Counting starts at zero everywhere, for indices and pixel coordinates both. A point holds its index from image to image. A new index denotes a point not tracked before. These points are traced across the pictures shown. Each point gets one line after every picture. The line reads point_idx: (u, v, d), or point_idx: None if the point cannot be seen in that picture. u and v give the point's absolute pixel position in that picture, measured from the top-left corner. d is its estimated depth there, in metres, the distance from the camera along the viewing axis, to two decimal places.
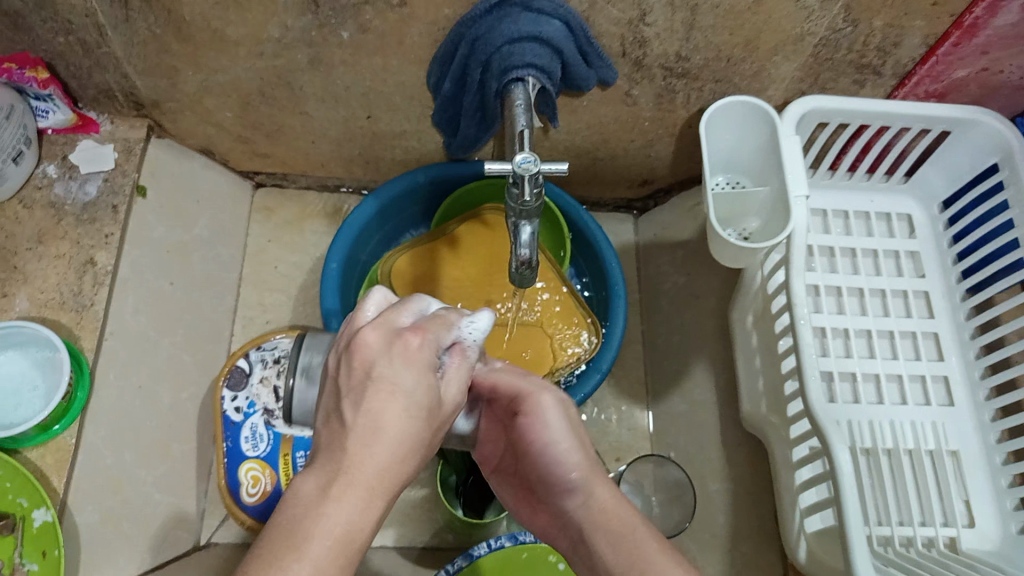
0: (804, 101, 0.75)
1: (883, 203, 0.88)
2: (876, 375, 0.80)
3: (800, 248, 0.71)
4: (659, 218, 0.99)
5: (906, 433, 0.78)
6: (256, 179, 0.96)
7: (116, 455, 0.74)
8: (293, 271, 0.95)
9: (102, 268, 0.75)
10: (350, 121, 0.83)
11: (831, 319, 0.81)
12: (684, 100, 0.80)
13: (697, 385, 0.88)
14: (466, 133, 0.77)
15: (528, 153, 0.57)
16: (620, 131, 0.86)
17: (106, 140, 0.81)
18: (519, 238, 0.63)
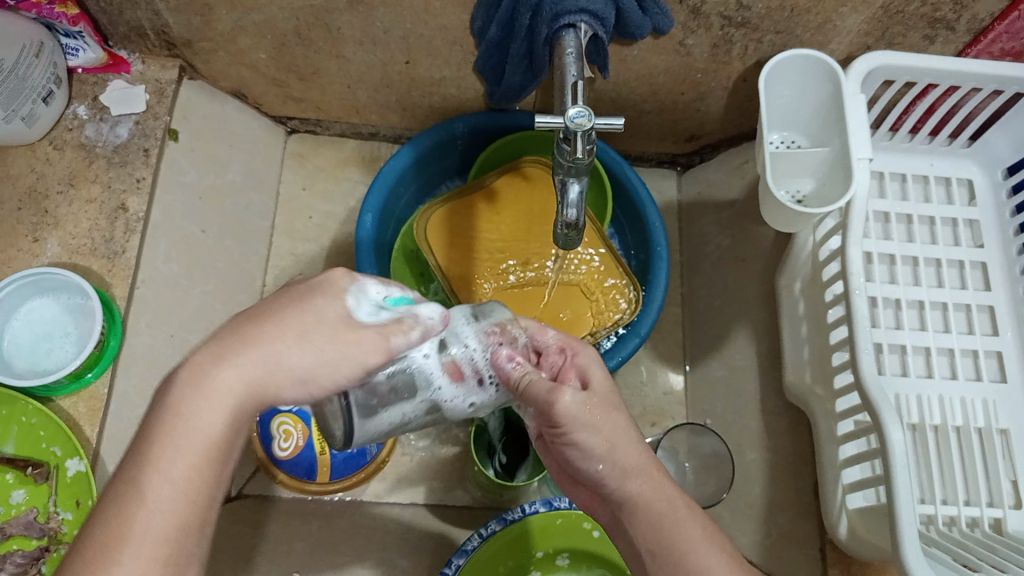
0: (872, 57, 0.70)
1: (943, 167, 0.84)
2: (927, 348, 0.77)
3: (859, 214, 0.67)
4: (704, 176, 0.95)
5: (954, 409, 0.75)
6: (288, 124, 0.93)
7: (148, 404, 0.73)
8: (327, 221, 0.93)
9: (133, 214, 0.74)
10: (388, 66, 0.79)
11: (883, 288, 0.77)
12: (741, 52, 0.76)
13: (738, 351, 0.85)
14: (510, 82, 0.74)
15: (582, 107, 0.54)
16: (670, 82, 0.82)
17: (136, 81, 0.78)
18: (566, 196, 0.60)
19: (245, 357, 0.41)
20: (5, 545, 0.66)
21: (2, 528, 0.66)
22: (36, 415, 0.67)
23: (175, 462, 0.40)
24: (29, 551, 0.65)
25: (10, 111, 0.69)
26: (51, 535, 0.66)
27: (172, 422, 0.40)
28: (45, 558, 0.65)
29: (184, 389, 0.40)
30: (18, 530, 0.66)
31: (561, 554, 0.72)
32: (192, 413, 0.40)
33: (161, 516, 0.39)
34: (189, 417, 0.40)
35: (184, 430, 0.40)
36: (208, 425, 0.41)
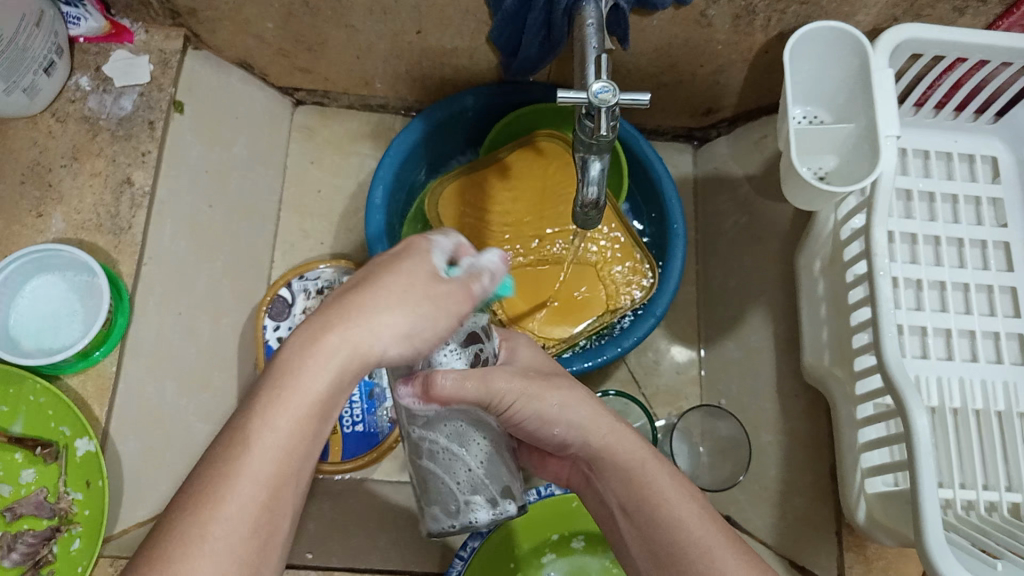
0: (902, 29, 0.68)
1: (967, 144, 0.82)
2: (947, 330, 0.75)
3: (885, 193, 0.66)
4: (721, 151, 0.93)
5: (975, 392, 0.73)
6: (296, 96, 0.91)
7: (157, 382, 0.72)
8: (336, 196, 0.91)
9: (139, 188, 0.72)
10: (398, 36, 0.77)
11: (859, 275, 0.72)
12: (764, 23, 0.73)
13: (754, 330, 0.84)
14: (527, 54, 0.71)
15: (606, 82, 0.52)
16: (689, 54, 0.79)
17: (140, 51, 0.76)
18: (587, 174, 0.58)
19: (387, 315, 0.40)
20: (15, 525, 0.65)
21: (12, 507, 0.65)
22: (43, 394, 0.65)
23: (286, 418, 0.38)
24: (40, 532, 0.65)
25: (11, 83, 0.67)
26: (61, 516, 0.66)
27: (284, 379, 0.38)
28: (57, 538, 0.65)
29: (299, 352, 0.39)
30: (29, 510, 0.65)
31: (577, 536, 0.72)
32: (303, 373, 0.38)
33: (245, 494, 0.36)
34: (303, 388, 0.38)
35: (298, 399, 0.38)
36: (304, 401, 0.38)
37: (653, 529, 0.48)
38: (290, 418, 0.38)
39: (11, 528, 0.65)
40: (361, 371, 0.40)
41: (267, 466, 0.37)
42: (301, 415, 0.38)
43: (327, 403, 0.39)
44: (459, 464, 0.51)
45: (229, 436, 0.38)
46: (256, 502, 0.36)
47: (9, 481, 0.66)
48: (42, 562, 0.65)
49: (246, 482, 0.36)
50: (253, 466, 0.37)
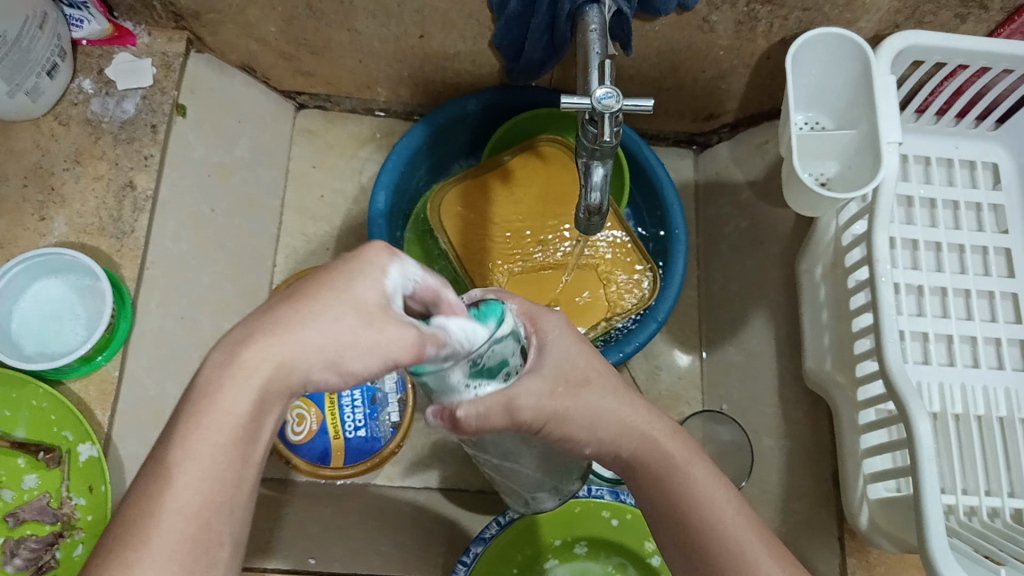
0: (902, 36, 0.68)
1: (968, 151, 0.82)
2: (948, 335, 0.76)
3: (888, 199, 0.66)
4: (722, 155, 0.93)
5: (976, 398, 0.73)
6: (298, 99, 0.90)
7: (160, 386, 0.71)
8: (337, 200, 0.90)
9: (142, 191, 0.72)
10: (401, 40, 0.77)
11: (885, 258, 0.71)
12: (766, 29, 0.74)
13: (756, 335, 0.84)
14: (530, 58, 0.71)
15: (609, 87, 0.52)
16: (691, 59, 0.79)
17: (143, 54, 0.76)
18: (590, 179, 0.58)
19: (311, 331, 0.38)
20: (17, 530, 0.65)
21: (14, 513, 0.65)
22: (46, 399, 0.65)
23: (207, 443, 0.36)
24: (43, 537, 0.65)
25: (15, 86, 0.67)
26: (63, 521, 0.65)
27: (205, 404, 0.37)
28: (60, 543, 0.65)
29: (217, 370, 0.37)
30: (31, 515, 0.65)
31: (580, 541, 0.71)
32: (224, 397, 0.37)
33: (174, 527, 0.35)
34: (218, 417, 0.37)
35: (213, 434, 0.36)
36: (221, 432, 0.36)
37: (684, 520, 0.48)
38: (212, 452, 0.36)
39: (14, 534, 0.65)
40: (287, 390, 0.39)
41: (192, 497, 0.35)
42: (222, 435, 0.37)
43: (252, 422, 0.38)
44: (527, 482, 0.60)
45: (151, 468, 0.36)
46: (184, 532, 0.35)
47: (12, 486, 0.66)
48: (45, 567, 0.65)
49: (174, 506, 0.35)
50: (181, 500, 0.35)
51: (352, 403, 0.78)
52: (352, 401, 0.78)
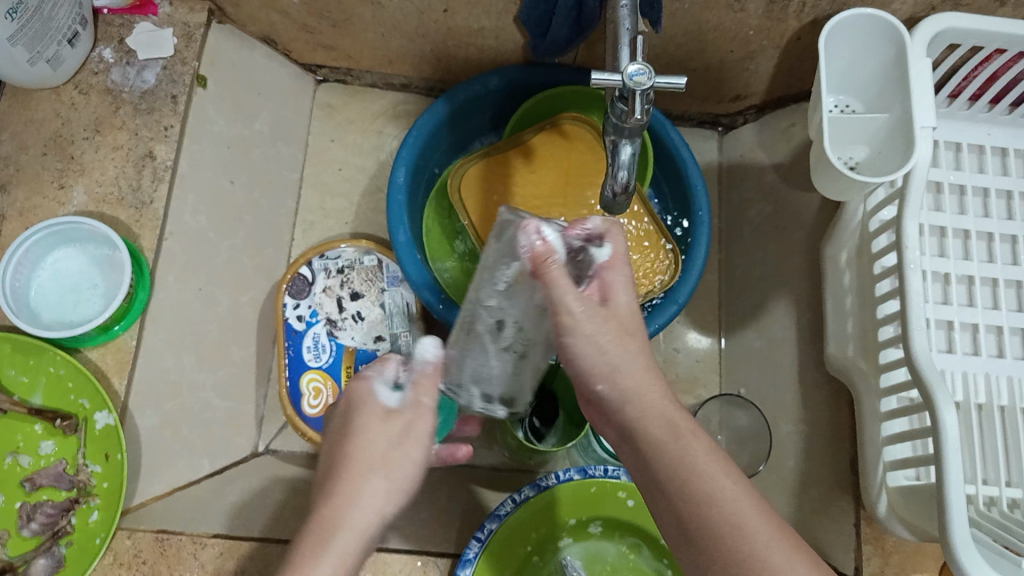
0: (939, 18, 0.67)
1: (1001, 137, 0.80)
2: (974, 325, 0.74)
3: (918, 184, 0.64)
4: (747, 138, 0.91)
5: (1001, 389, 0.72)
6: (317, 73, 0.88)
7: (177, 358, 0.71)
8: (355, 176, 0.88)
9: (161, 161, 0.72)
10: (424, 14, 0.76)
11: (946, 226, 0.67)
12: (798, 9, 0.72)
13: (777, 321, 0.83)
14: (557, 35, 0.69)
15: (641, 64, 0.51)
16: (720, 38, 0.78)
17: (164, 24, 0.75)
18: (617, 158, 0.57)
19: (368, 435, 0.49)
20: (35, 495, 0.66)
21: (31, 478, 0.65)
22: (64, 366, 0.65)
23: (342, 531, 0.45)
24: (59, 503, 0.65)
25: (35, 53, 0.67)
26: (79, 488, 0.66)
27: (343, 497, 0.46)
28: (75, 510, 0.65)
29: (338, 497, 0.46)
30: (48, 481, 0.65)
31: (595, 521, 0.71)
32: (357, 491, 0.47)
33: None
34: (357, 511, 0.46)
35: (359, 516, 0.46)
36: (374, 505, 0.47)
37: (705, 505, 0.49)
38: (363, 527, 0.46)
39: (32, 498, 0.66)
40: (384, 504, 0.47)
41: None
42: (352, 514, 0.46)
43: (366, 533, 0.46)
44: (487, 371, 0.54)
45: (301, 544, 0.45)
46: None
47: (29, 452, 0.67)
48: (60, 533, 0.65)
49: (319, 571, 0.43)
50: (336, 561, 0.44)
51: None
52: None
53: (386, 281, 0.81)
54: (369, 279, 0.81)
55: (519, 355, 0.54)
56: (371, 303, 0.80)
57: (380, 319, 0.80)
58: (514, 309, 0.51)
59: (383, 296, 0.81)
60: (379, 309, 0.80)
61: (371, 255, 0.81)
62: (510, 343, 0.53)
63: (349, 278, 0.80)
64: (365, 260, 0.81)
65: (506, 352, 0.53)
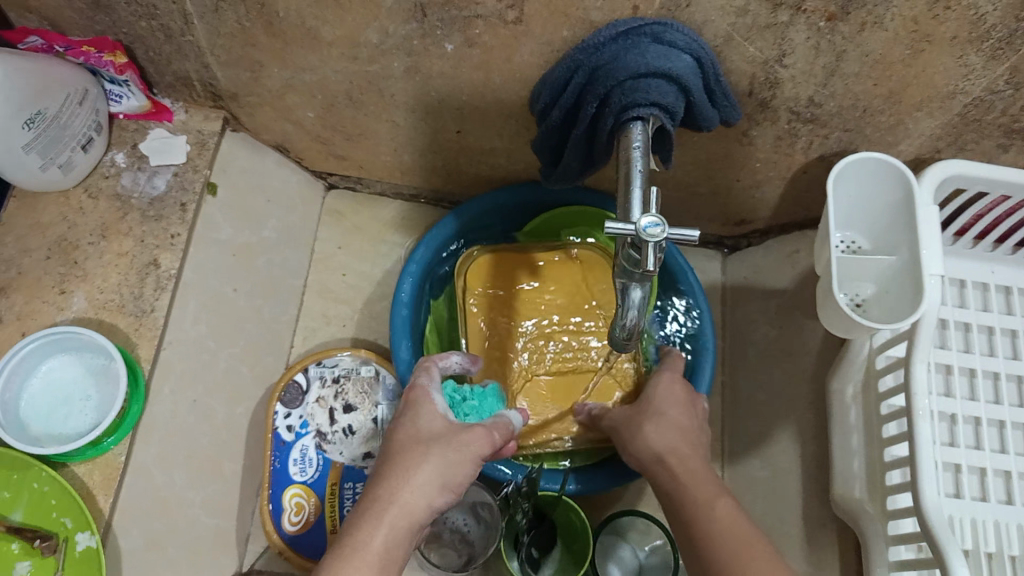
0: (944, 167, 0.67)
1: (1005, 276, 0.80)
2: (982, 469, 0.72)
3: (929, 330, 0.64)
4: (752, 261, 0.92)
5: (1012, 538, 0.70)
6: (327, 180, 0.89)
7: (165, 471, 0.68)
8: (360, 282, 0.87)
9: (165, 270, 0.71)
10: (438, 133, 0.77)
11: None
12: (805, 145, 0.73)
13: (782, 451, 0.82)
14: (566, 168, 0.69)
15: (655, 215, 0.51)
16: (727, 169, 0.79)
17: (178, 131, 0.76)
18: (627, 299, 0.56)
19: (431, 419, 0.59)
20: None
21: None
22: (48, 482, 0.63)
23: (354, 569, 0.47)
24: None
25: (48, 159, 0.67)
26: None
27: (388, 490, 0.52)
28: None
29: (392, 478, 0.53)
30: None
31: None
32: (402, 487, 0.52)
33: None
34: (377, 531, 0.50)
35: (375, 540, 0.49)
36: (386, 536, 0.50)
37: None
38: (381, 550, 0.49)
39: None
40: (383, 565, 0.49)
41: (380, 534, 0.50)
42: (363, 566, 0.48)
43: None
44: (455, 526, 0.75)
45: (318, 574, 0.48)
46: None
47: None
48: None
49: None
50: (404, 496, 0.52)
51: (353, 496, 0.74)
52: (354, 495, 0.74)
53: (381, 394, 0.78)
54: (363, 391, 0.78)
55: (465, 559, 0.73)
56: (363, 417, 0.77)
57: (372, 434, 0.77)
58: (459, 511, 0.76)
59: (377, 410, 0.77)
60: (371, 424, 0.77)
61: (369, 365, 0.78)
62: (461, 530, 0.75)
63: (344, 388, 0.77)
64: (362, 370, 0.79)
65: (460, 542, 0.75)
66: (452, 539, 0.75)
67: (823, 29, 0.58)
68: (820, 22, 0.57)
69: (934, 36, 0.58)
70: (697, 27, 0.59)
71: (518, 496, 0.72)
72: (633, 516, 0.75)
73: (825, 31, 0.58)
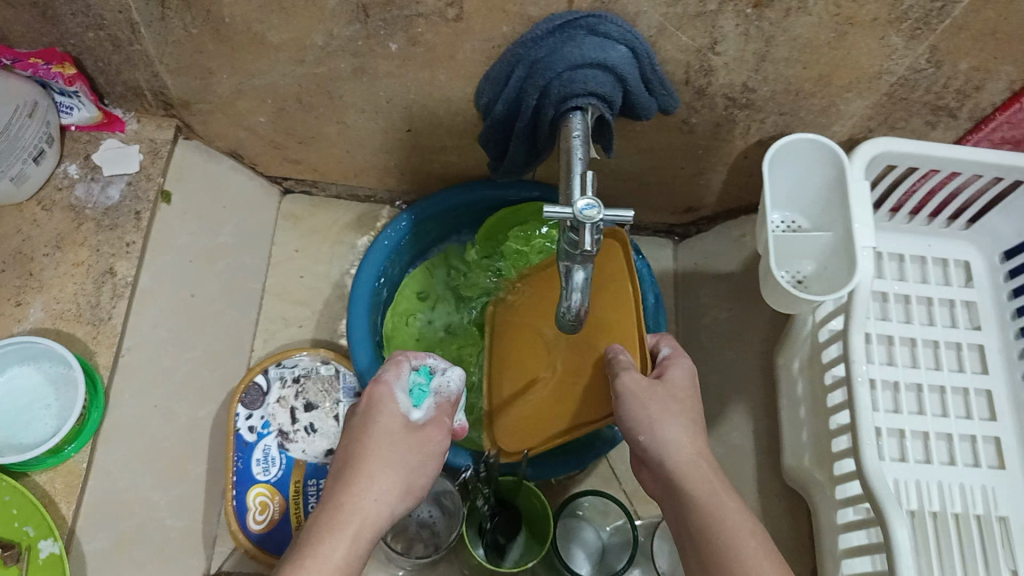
0: (878, 143, 0.70)
1: (941, 248, 0.84)
2: (925, 432, 0.76)
3: (864, 299, 0.67)
4: (702, 247, 0.94)
5: (956, 497, 0.73)
6: (283, 185, 0.90)
7: (128, 476, 0.69)
8: (318, 284, 0.88)
9: (121, 278, 0.72)
10: (389, 133, 0.78)
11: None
12: (743, 131, 0.76)
13: (736, 428, 0.84)
14: (513, 160, 0.71)
15: (590, 198, 0.53)
16: (672, 158, 0.81)
17: (131, 141, 0.77)
18: (571, 282, 0.58)
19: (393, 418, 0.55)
20: None
21: None
22: (11, 492, 0.63)
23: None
24: None
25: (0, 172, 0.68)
26: None
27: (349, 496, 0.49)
28: None
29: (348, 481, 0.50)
30: None
31: None
32: (363, 494, 0.50)
33: None
34: (336, 541, 0.47)
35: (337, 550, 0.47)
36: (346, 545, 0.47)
37: None
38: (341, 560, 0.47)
39: None
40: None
41: (340, 548, 0.47)
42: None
43: None
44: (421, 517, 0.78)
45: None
46: None
47: None
48: None
49: None
50: (364, 504, 0.49)
51: (317, 493, 0.75)
52: (318, 492, 0.75)
53: (341, 391, 0.80)
54: (324, 389, 0.79)
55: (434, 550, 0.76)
56: (324, 415, 0.78)
57: (334, 432, 0.78)
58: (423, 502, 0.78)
59: (338, 407, 0.79)
60: (332, 421, 0.78)
61: (328, 364, 0.80)
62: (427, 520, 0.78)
63: (304, 387, 0.78)
64: (321, 369, 0.80)
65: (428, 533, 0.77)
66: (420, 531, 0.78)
67: (750, 16, 0.60)
68: (747, 10, 0.59)
69: (856, 19, 0.61)
70: (630, 19, 0.60)
71: (477, 482, 0.74)
72: (592, 496, 0.78)
73: (753, 18, 0.60)
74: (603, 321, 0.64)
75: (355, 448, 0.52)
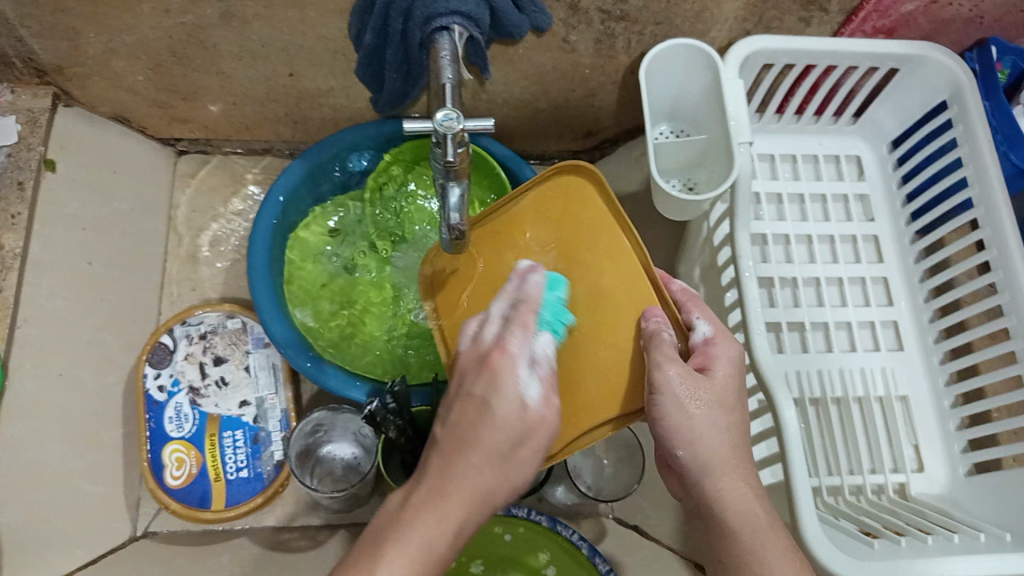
0: (749, 42, 0.71)
1: (832, 145, 0.87)
2: (825, 324, 0.80)
3: (745, 196, 0.69)
4: (605, 170, 0.96)
5: (857, 382, 0.78)
6: (177, 145, 0.89)
7: (42, 449, 0.69)
8: (221, 243, 0.89)
9: (9, 249, 0.70)
10: (272, 79, 0.77)
11: (937, 186, 0.79)
12: (625, 45, 0.75)
13: None
14: (392, 89, 0.71)
15: (451, 110, 0.53)
16: (560, 81, 0.82)
17: (6, 111, 0.75)
18: (447, 201, 0.59)
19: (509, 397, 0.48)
20: None
21: None
22: None
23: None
24: None
25: None
26: None
27: (440, 500, 0.46)
28: None
29: (441, 470, 0.47)
30: None
31: None
32: (454, 489, 0.46)
33: None
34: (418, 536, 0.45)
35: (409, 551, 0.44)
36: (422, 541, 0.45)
37: None
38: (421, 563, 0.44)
39: None
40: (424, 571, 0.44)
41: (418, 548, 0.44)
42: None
43: None
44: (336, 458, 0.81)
45: None
46: None
47: None
48: None
49: None
50: (453, 503, 0.46)
51: (233, 444, 0.77)
52: (233, 442, 0.78)
53: (250, 343, 0.82)
54: (232, 343, 0.81)
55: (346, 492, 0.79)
56: (234, 367, 0.80)
57: (245, 383, 0.80)
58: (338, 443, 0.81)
59: (248, 359, 0.81)
60: (243, 373, 0.80)
61: (234, 318, 0.81)
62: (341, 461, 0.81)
63: (212, 343, 0.80)
64: (228, 324, 0.81)
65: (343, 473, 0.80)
66: (336, 469, 0.81)
67: None
68: None
69: None
70: None
71: (386, 414, 0.70)
72: None
73: None
74: (626, 290, 0.57)
75: (460, 433, 0.47)
